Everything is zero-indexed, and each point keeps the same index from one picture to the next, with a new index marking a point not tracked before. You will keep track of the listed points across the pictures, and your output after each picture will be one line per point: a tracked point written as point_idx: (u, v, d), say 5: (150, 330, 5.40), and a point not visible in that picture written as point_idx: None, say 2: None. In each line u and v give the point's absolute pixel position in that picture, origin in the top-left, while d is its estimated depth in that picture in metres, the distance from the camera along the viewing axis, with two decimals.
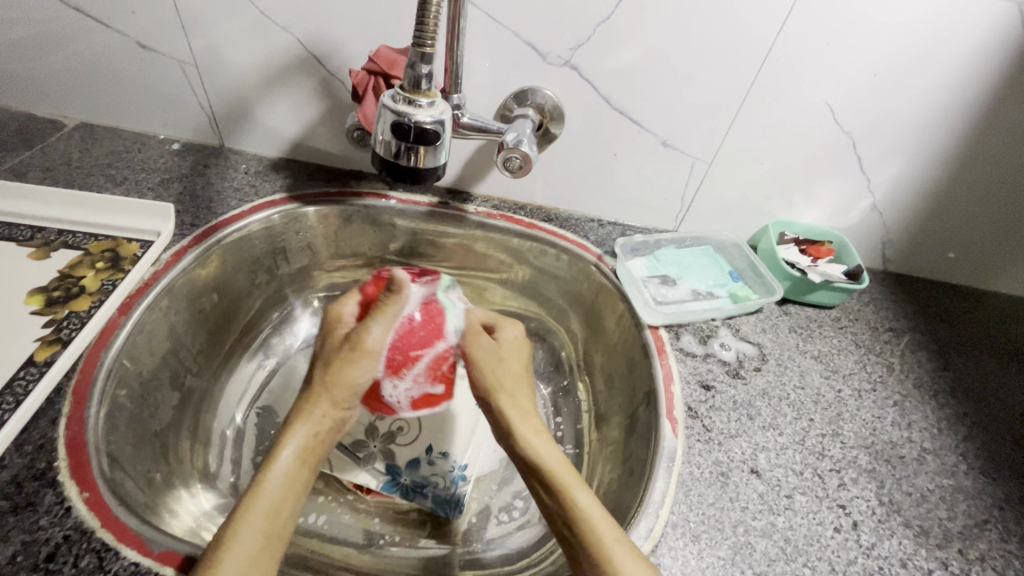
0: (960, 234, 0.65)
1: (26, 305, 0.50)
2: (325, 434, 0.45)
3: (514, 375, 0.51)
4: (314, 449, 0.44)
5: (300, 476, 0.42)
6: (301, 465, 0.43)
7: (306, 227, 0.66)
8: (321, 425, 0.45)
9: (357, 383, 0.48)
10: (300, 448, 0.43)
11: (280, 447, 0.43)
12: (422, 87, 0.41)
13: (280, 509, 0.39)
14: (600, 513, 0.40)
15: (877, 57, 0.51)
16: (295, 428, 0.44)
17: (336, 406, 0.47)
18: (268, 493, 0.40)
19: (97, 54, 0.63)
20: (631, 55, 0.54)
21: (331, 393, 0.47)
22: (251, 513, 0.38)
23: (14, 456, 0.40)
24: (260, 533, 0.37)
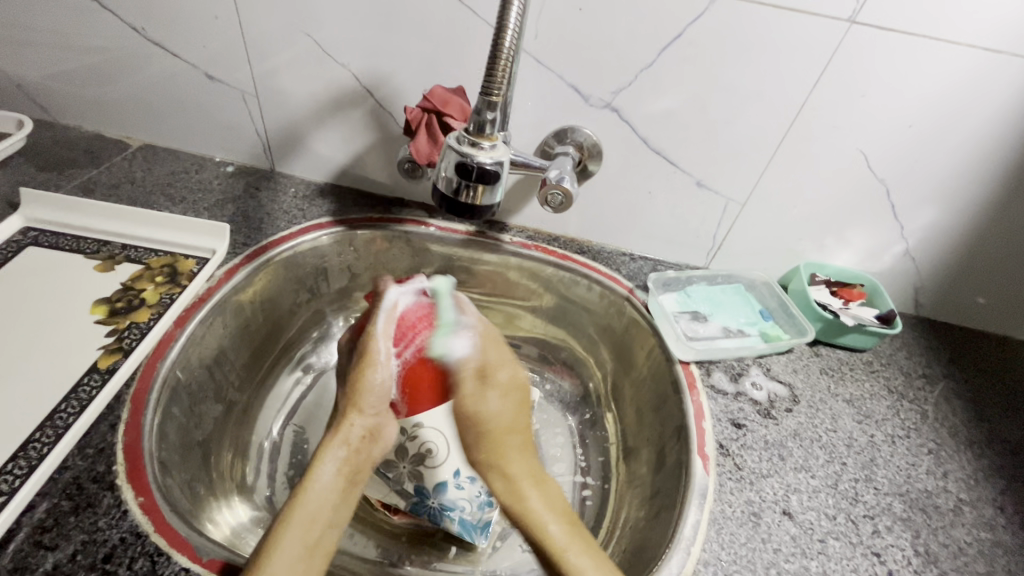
0: (995, 282, 0.65)
1: (92, 314, 0.54)
2: (360, 450, 0.52)
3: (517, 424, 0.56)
4: (352, 467, 0.51)
5: (339, 492, 0.48)
6: (342, 482, 0.49)
7: (349, 250, 0.69)
8: (356, 441, 0.52)
9: (375, 384, 0.55)
10: (337, 467, 0.50)
11: (316, 468, 0.49)
12: (486, 132, 0.44)
13: (321, 518, 0.45)
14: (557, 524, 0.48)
15: (911, 108, 0.53)
16: (326, 454, 0.50)
17: (367, 423, 0.54)
18: (307, 509, 0.45)
19: (166, 82, 0.68)
20: (669, 100, 0.56)
21: (358, 402, 0.54)
22: (291, 526, 0.43)
23: (76, 458, 0.42)
24: (304, 542, 0.43)
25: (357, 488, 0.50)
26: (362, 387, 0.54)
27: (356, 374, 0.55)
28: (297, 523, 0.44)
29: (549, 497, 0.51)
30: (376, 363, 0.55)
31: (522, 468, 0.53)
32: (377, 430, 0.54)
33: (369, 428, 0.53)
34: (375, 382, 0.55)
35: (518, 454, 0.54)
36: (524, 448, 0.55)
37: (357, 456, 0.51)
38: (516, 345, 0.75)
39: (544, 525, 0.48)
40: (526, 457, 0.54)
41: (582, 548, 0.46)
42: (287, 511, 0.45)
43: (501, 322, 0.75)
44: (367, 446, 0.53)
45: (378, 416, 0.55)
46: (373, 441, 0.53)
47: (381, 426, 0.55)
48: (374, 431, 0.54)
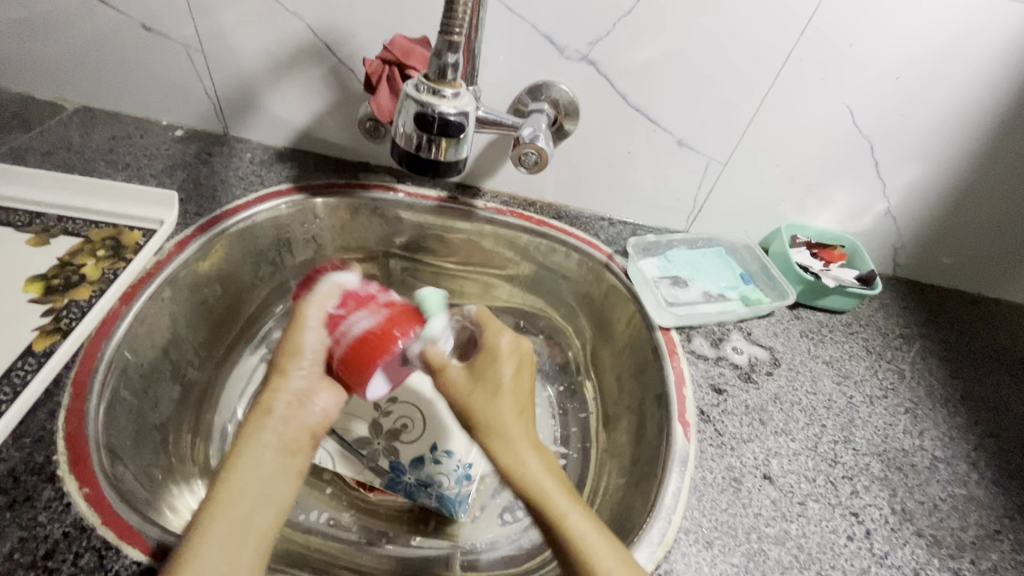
0: (972, 241, 0.65)
1: (25, 293, 0.49)
2: (288, 421, 0.43)
3: (521, 392, 0.45)
4: (285, 438, 0.42)
5: (273, 469, 0.40)
6: (277, 457, 0.40)
7: (312, 219, 0.65)
8: (283, 410, 0.43)
9: (306, 347, 0.47)
10: (267, 443, 0.41)
11: (241, 448, 0.40)
12: (447, 78, 0.40)
13: (251, 502, 0.38)
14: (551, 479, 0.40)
15: (900, 57, 0.51)
16: (256, 428, 0.41)
17: (297, 389, 0.45)
18: (230, 501, 0.37)
19: (98, 35, 0.61)
20: (649, 51, 0.53)
21: (284, 365, 0.46)
22: (219, 513, 0.37)
23: (11, 449, 0.39)
24: (235, 530, 0.36)
25: (295, 461, 0.41)
26: (294, 345, 0.47)
27: (287, 333, 0.48)
28: (225, 512, 0.37)
29: (546, 455, 0.42)
30: (306, 325, 0.48)
31: (522, 431, 0.42)
32: (309, 398, 0.45)
33: (296, 394, 0.44)
34: (307, 346, 0.47)
35: (517, 420, 0.43)
36: (524, 416, 0.44)
37: (287, 425, 0.42)
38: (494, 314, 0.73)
39: (533, 476, 0.40)
40: (524, 417, 0.44)
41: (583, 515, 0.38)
42: (211, 500, 0.38)
43: (478, 293, 0.72)
44: (299, 413, 0.43)
45: (307, 380, 0.46)
46: (305, 407, 0.44)
47: (314, 391, 0.46)
48: (305, 397, 0.45)
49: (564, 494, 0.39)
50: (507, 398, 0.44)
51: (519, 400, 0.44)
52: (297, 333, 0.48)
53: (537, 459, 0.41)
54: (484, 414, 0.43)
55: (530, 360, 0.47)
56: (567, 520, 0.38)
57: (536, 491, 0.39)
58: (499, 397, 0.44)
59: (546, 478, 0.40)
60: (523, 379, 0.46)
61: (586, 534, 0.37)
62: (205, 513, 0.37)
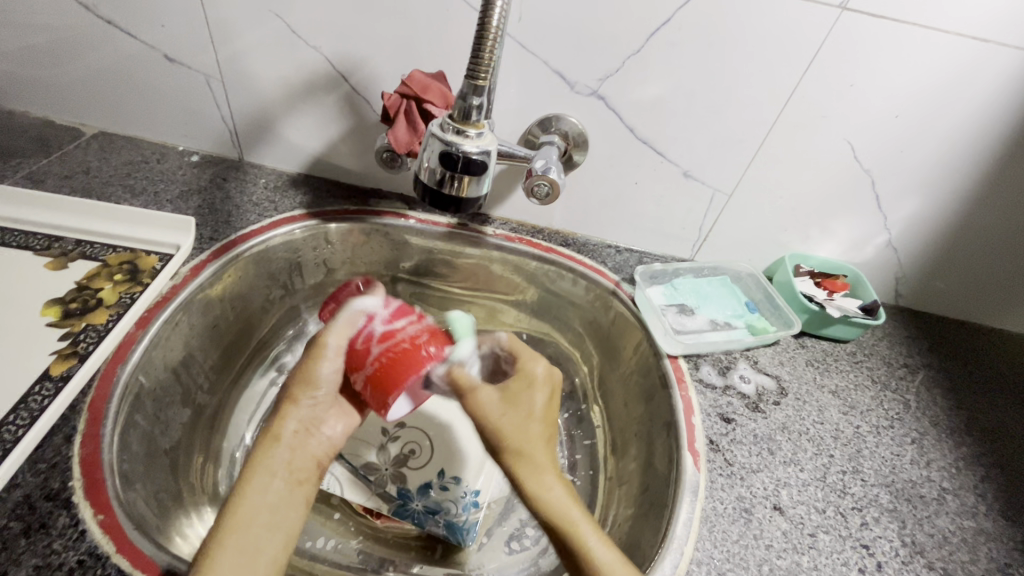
0: (972, 272, 0.66)
1: (42, 316, 0.50)
2: (299, 448, 0.45)
3: (549, 419, 0.47)
4: (292, 467, 0.44)
5: (281, 497, 0.41)
6: (286, 486, 0.42)
7: (323, 243, 0.66)
8: (290, 438, 0.45)
9: (323, 377, 0.48)
10: (275, 473, 0.42)
11: (250, 476, 0.42)
12: (471, 119, 0.42)
13: (261, 526, 0.39)
14: (575, 505, 0.42)
15: (899, 97, 0.53)
16: (264, 456, 0.43)
17: (305, 416, 0.47)
18: (241, 526, 0.38)
19: (121, 64, 0.63)
20: (657, 87, 0.55)
21: (294, 396, 0.48)
22: (229, 540, 0.37)
23: (27, 474, 0.39)
24: (246, 556, 0.37)
25: (303, 488, 0.43)
26: (310, 375, 0.48)
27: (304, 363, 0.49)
28: (234, 539, 0.38)
29: (568, 483, 0.44)
30: (324, 356, 0.48)
31: (548, 457, 0.44)
32: (316, 426, 0.47)
33: (304, 422, 0.47)
34: (323, 377, 0.48)
35: (544, 447, 0.45)
36: (549, 443, 0.45)
37: (295, 454, 0.44)
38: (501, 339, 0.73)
39: (560, 504, 0.41)
40: (549, 447, 0.45)
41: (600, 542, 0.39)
42: (219, 526, 0.38)
43: (485, 318, 0.73)
44: (305, 443, 0.46)
45: (317, 409, 0.48)
46: (313, 437, 0.47)
47: (319, 421, 0.48)
48: (312, 425, 0.47)
49: (587, 522, 0.41)
50: (537, 424, 0.45)
51: (547, 427, 0.46)
52: (313, 362, 0.48)
53: (563, 486, 0.43)
54: (515, 438, 0.44)
55: (559, 387, 0.49)
56: (591, 549, 0.39)
57: (560, 518, 0.41)
58: (531, 422, 0.45)
59: (572, 507, 0.41)
60: (552, 410, 0.47)
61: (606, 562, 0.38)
62: (214, 540, 0.38)
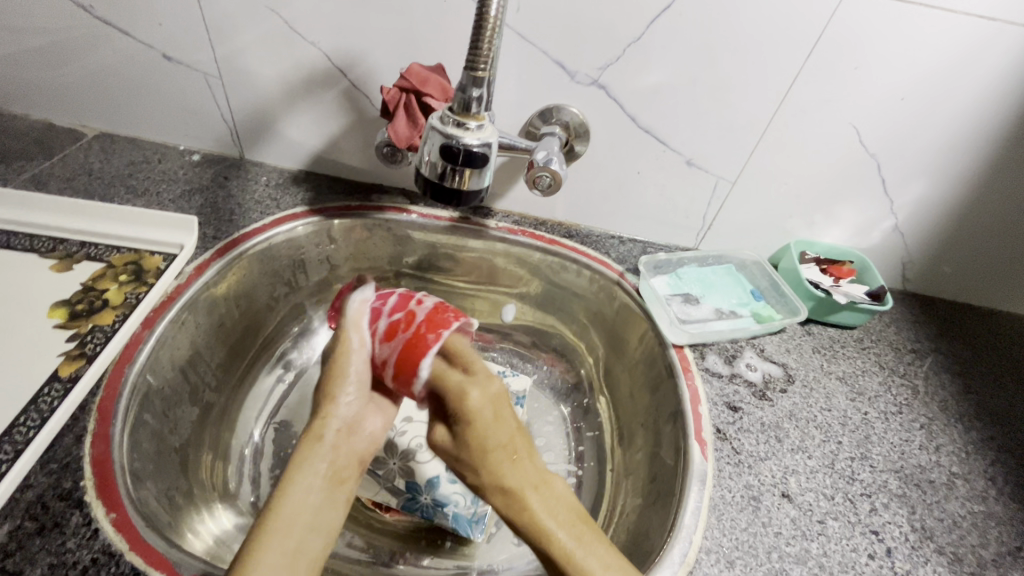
0: (980, 254, 0.65)
1: (49, 318, 0.50)
2: (341, 447, 0.47)
3: (508, 437, 0.48)
4: (334, 466, 0.46)
5: (322, 496, 0.43)
6: (326, 486, 0.44)
7: (326, 240, 0.66)
8: (332, 438, 0.47)
9: (352, 371, 0.51)
10: (318, 472, 0.44)
11: (295, 476, 0.43)
12: (472, 111, 0.41)
13: (302, 529, 0.41)
14: (558, 522, 0.43)
15: (905, 79, 0.52)
16: (307, 455, 0.45)
17: (345, 416, 0.49)
18: (282, 527, 0.40)
19: (120, 65, 0.63)
20: (658, 75, 0.54)
21: (333, 392, 0.49)
22: (269, 541, 0.39)
23: (39, 474, 0.39)
24: (285, 562, 0.39)
25: (344, 486, 0.45)
26: (342, 369, 0.50)
27: (333, 359, 0.52)
28: (274, 541, 0.39)
29: (546, 495, 0.45)
30: (350, 349, 0.52)
31: (518, 480, 0.45)
32: (358, 423, 0.49)
33: (347, 422, 0.48)
34: (353, 369, 0.51)
35: (512, 468, 0.46)
36: (519, 460, 0.47)
37: (338, 452, 0.46)
38: (506, 332, 0.73)
39: (542, 522, 0.43)
40: (521, 464, 0.47)
41: (589, 547, 0.41)
42: (261, 528, 0.40)
43: (489, 311, 0.73)
44: (349, 441, 0.48)
45: (356, 408, 0.49)
46: (355, 434, 0.48)
47: (361, 417, 0.50)
48: (354, 424, 0.49)
49: (572, 535, 0.42)
50: (497, 450, 0.47)
51: (508, 444, 0.47)
52: (343, 357, 0.51)
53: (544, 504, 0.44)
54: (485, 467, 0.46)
55: (501, 391, 0.51)
56: (576, 562, 0.41)
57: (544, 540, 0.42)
58: (489, 450, 0.47)
59: (549, 519, 0.43)
60: (502, 423, 0.48)
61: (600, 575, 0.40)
62: (256, 539, 0.39)
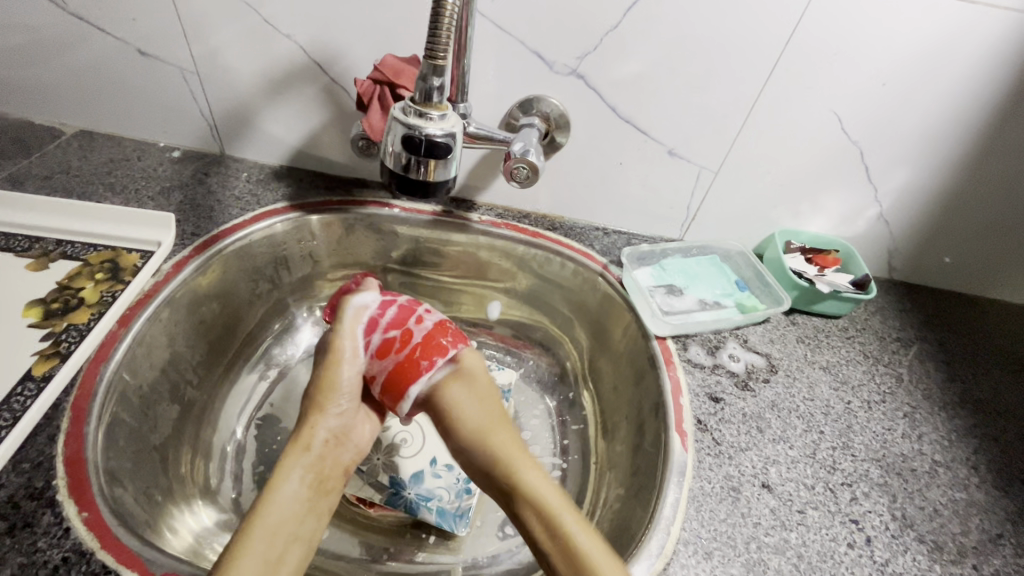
0: (965, 241, 0.65)
1: (24, 318, 0.50)
2: (328, 455, 0.49)
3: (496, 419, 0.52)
4: (319, 475, 0.47)
5: (305, 502, 0.45)
6: (310, 494, 0.46)
7: (308, 236, 0.65)
8: (320, 447, 0.49)
9: (343, 382, 0.52)
10: (303, 479, 0.46)
11: (279, 482, 0.45)
12: (433, 100, 0.41)
13: (286, 534, 0.42)
14: (556, 499, 0.46)
15: (886, 65, 0.51)
16: (292, 463, 0.47)
17: (333, 426, 0.51)
18: (266, 532, 0.41)
19: (95, 61, 0.62)
20: (637, 64, 0.54)
21: (323, 403, 0.51)
22: (252, 545, 0.40)
23: (11, 474, 0.39)
24: (269, 563, 0.40)
25: (328, 496, 0.47)
26: (333, 381, 0.52)
27: (324, 368, 0.53)
28: (257, 544, 0.40)
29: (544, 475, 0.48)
30: (345, 360, 0.53)
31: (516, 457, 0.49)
32: (346, 434, 0.51)
33: (335, 431, 0.51)
34: (344, 381, 0.53)
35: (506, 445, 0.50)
36: (512, 439, 0.50)
37: (323, 461, 0.48)
38: (491, 326, 0.73)
39: (542, 497, 0.45)
40: (513, 441, 0.50)
41: (582, 529, 0.43)
42: (243, 533, 0.41)
43: (474, 305, 0.72)
44: (336, 450, 0.50)
45: (344, 418, 0.52)
46: (341, 445, 0.51)
47: (349, 428, 0.52)
48: (341, 435, 0.51)
49: (568, 517, 0.44)
50: (494, 430, 0.50)
51: (501, 425, 0.51)
52: (335, 367, 0.53)
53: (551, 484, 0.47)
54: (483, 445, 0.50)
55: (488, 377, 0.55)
56: (576, 540, 0.42)
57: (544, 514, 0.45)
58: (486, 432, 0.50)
59: (548, 497, 0.45)
60: (491, 405, 0.52)
61: (593, 550, 0.42)
62: (237, 545, 0.40)
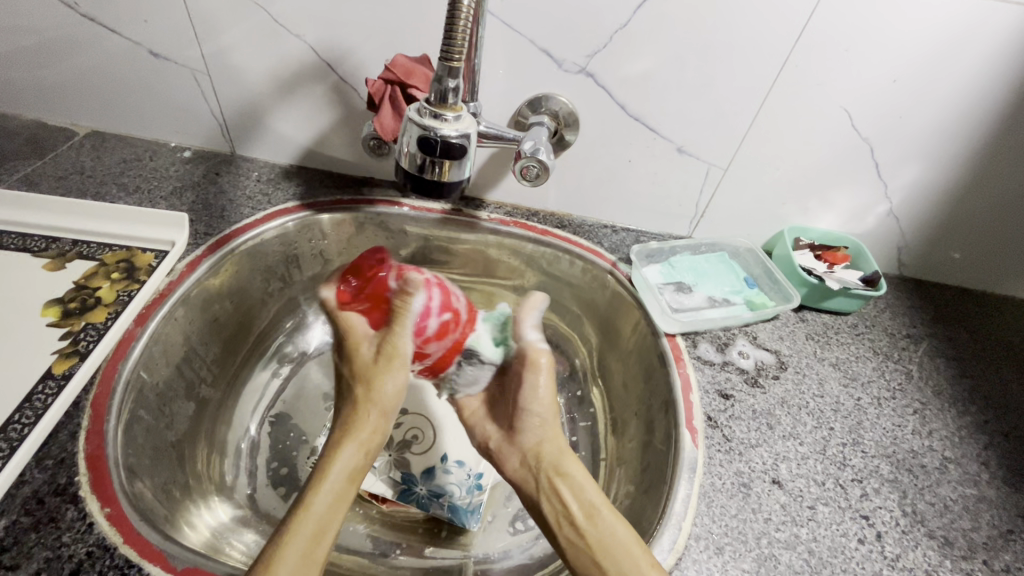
0: (975, 237, 0.64)
1: (42, 317, 0.50)
2: (372, 451, 0.47)
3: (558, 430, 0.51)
4: (361, 471, 0.46)
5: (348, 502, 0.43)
6: (353, 493, 0.44)
7: (319, 235, 0.66)
8: (367, 441, 0.47)
9: (388, 389, 0.48)
10: (351, 476, 0.44)
11: (327, 475, 0.44)
12: (448, 102, 0.41)
13: (331, 533, 0.41)
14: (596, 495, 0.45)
15: (897, 60, 0.51)
16: (341, 457, 0.45)
17: (383, 421, 0.48)
18: (311, 531, 0.40)
19: (107, 62, 0.63)
20: (647, 62, 0.54)
21: (371, 398, 0.48)
22: (297, 544, 0.39)
23: (35, 470, 0.40)
24: (313, 564, 0.38)
25: (364, 491, 0.45)
26: (373, 379, 0.48)
27: (370, 370, 0.48)
28: (301, 542, 0.39)
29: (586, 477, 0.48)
30: (396, 363, 0.48)
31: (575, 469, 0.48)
32: (388, 428, 0.49)
33: (380, 426, 0.48)
34: (387, 380, 0.48)
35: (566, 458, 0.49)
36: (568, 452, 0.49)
37: (367, 457, 0.46)
38: None
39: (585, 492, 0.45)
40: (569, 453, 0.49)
41: (614, 517, 0.43)
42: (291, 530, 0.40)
43: (483, 303, 0.73)
44: (379, 446, 0.48)
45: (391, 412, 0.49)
46: (385, 440, 0.49)
47: (394, 423, 0.49)
48: (387, 430, 0.49)
49: (603, 507, 0.44)
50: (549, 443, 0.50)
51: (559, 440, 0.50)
52: (378, 375, 0.48)
53: (595, 486, 0.46)
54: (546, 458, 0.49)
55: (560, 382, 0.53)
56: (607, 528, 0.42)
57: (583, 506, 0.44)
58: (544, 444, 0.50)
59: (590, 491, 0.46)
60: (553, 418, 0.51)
61: (622, 537, 0.42)
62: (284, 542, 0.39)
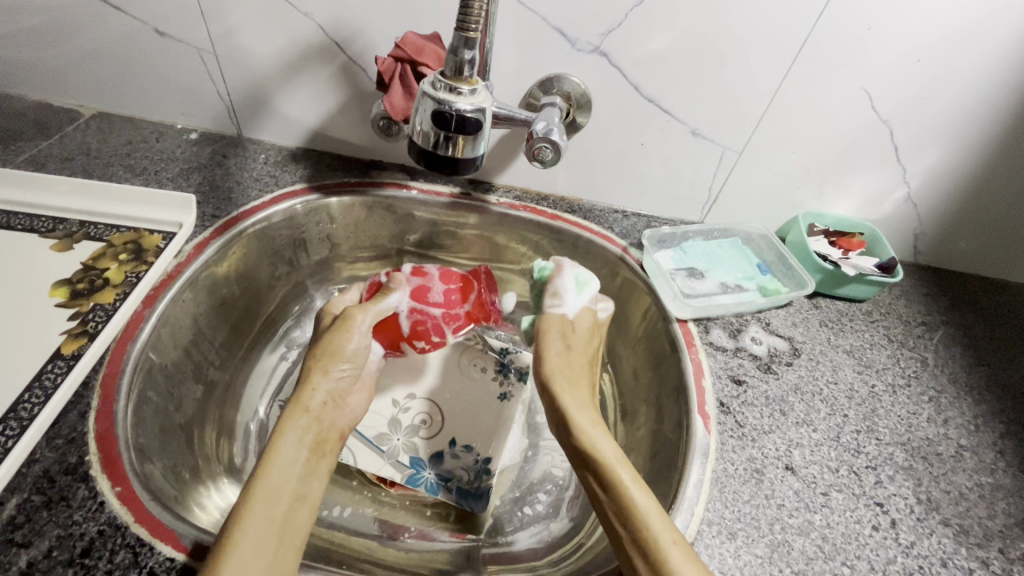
0: (993, 224, 0.63)
1: (51, 298, 0.50)
2: (324, 417, 0.46)
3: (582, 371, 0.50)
4: (318, 437, 0.44)
5: (305, 466, 0.42)
6: (311, 457, 0.43)
7: (326, 218, 0.65)
8: (318, 409, 0.45)
9: (348, 350, 0.49)
10: (303, 442, 0.43)
11: (276, 442, 0.42)
12: (464, 74, 0.40)
13: (289, 498, 0.39)
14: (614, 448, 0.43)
15: (920, 40, 0.50)
16: (288, 424, 0.44)
17: (333, 387, 0.47)
18: (265, 498, 0.38)
19: (112, 41, 0.62)
20: (663, 41, 0.52)
21: (322, 365, 0.48)
22: (254, 510, 0.37)
23: (45, 449, 0.40)
24: (273, 526, 0.37)
25: (328, 457, 0.44)
26: (337, 346, 0.49)
27: (330, 333, 0.50)
28: (257, 509, 0.38)
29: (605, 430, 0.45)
30: (353, 329, 0.50)
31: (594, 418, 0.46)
32: (342, 398, 0.48)
33: (332, 392, 0.47)
34: (348, 347, 0.49)
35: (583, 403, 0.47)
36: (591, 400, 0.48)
37: (321, 424, 0.45)
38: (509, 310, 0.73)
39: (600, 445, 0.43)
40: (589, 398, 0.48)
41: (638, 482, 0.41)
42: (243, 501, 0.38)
43: None
44: (331, 413, 0.46)
45: (343, 380, 0.48)
46: (338, 408, 0.47)
47: (345, 392, 0.49)
48: (338, 397, 0.48)
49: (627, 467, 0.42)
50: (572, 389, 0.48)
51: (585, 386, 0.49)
52: (339, 335, 0.49)
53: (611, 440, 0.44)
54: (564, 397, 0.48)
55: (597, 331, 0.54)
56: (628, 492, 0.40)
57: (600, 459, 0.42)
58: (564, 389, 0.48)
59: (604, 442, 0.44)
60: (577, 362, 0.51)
61: (647, 504, 0.39)
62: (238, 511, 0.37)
